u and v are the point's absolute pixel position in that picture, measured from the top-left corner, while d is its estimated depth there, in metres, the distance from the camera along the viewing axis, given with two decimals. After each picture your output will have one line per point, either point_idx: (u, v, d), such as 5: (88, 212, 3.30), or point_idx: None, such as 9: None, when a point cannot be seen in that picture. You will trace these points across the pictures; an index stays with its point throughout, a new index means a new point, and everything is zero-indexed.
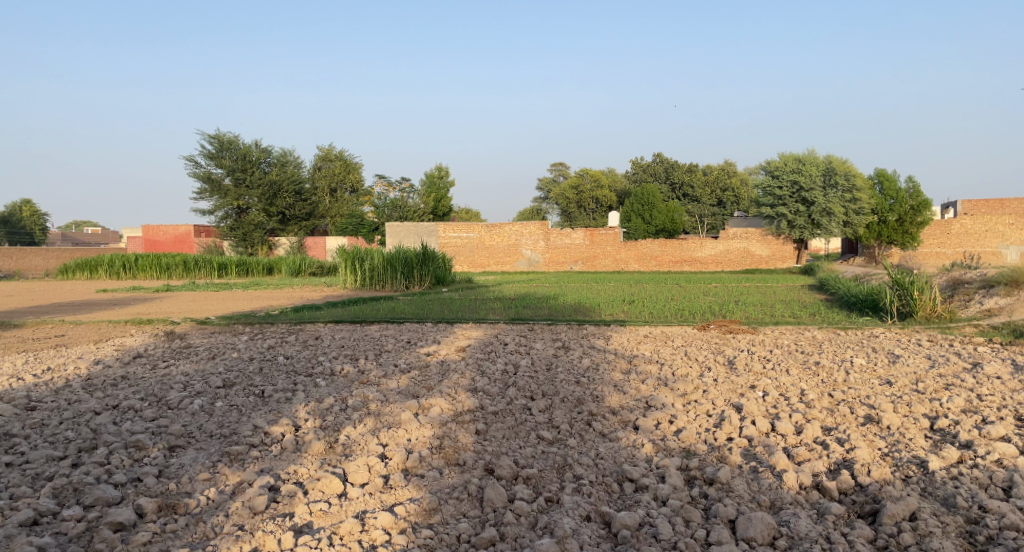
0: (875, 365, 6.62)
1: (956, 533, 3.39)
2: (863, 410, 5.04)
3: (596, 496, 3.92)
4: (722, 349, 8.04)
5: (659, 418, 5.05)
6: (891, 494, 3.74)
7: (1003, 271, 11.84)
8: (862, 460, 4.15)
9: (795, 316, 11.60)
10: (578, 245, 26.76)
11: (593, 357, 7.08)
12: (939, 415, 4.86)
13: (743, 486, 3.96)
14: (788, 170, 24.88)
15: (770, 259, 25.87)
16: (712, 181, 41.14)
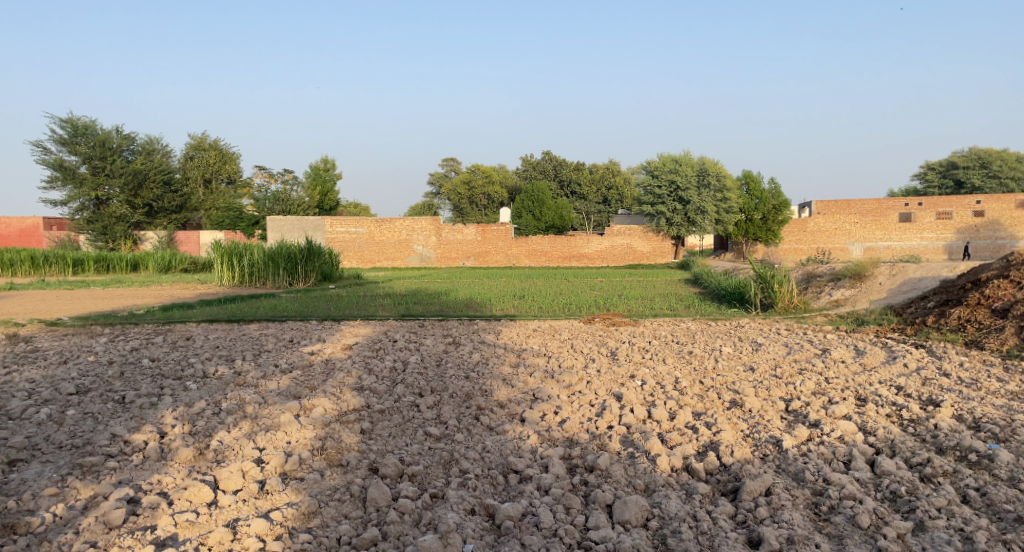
0: (740, 353, 7.12)
1: (804, 505, 3.70)
2: (729, 395, 5.39)
3: (481, 489, 3.96)
4: (605, 341, 8.34)
5: (544, 410, 5.17)
6: (750, 472, 4.03)
7: (849, 265, 13.04)
8: (727, 441, 4.43)
9: (673, 309, 12.22)
10: (469, 240, 26.86)
11: (482, 352, 7.13)
12: (794, 397, 5.29)
13: (620, 471, 4.13)
14: (666, 170, 26.02)
15: (651, 255, 27.04)
16: (598, 179, 42.49)
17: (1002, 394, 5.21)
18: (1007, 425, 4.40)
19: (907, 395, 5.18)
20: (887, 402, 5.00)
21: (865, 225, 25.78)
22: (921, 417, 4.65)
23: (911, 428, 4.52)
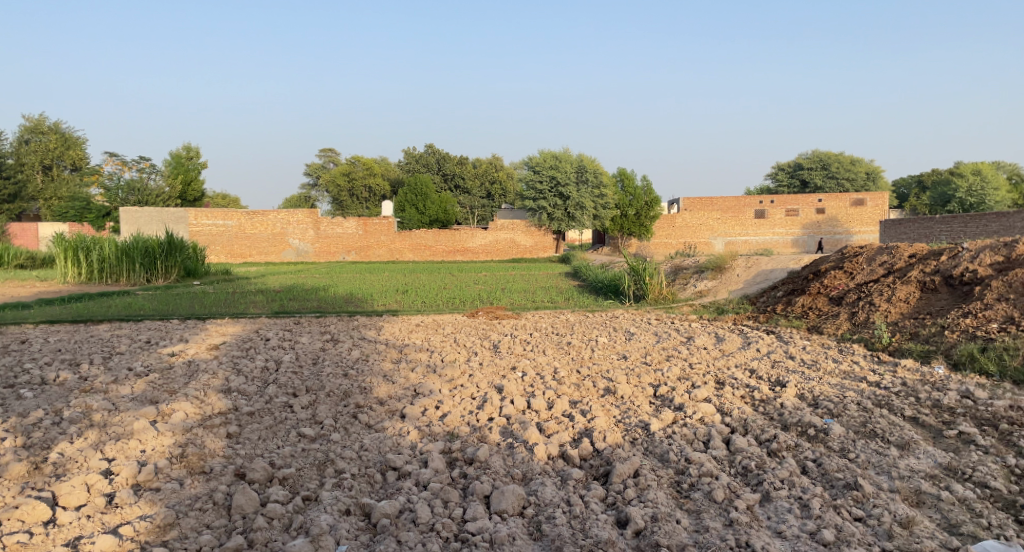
0: (615, 342, 7.40)
1: (668, 484, 3.90)
2: (603, 383, 5.59)
3: (356, 488, 3.86)
4: (488, 334, 8.40)
5: (425, 405, 5.12)
6: (620, 455, 4.19)
7: (712, 258, 13.88)
8: (600, 428, 4.59)
9: (553, 302, 12.51)
10: (350, 234, 26.18)
11: (361, 348, 6.96)
12: (662, 383, 5.56)
13: (499, 462, 4.17)
14: (547, 166, 26.50)
15: (533, 249, 27.30)
16: (481, 174, 42.62)
17: (837, 373, 5.75)
18: (841, 401, 4.85)
19: (759, 377, 5.59)
20: (742, 384, 5.38)
21: (726, 221, 27.62)
22: (770, 397, 5.04)
23: (761, 407, 4.88)
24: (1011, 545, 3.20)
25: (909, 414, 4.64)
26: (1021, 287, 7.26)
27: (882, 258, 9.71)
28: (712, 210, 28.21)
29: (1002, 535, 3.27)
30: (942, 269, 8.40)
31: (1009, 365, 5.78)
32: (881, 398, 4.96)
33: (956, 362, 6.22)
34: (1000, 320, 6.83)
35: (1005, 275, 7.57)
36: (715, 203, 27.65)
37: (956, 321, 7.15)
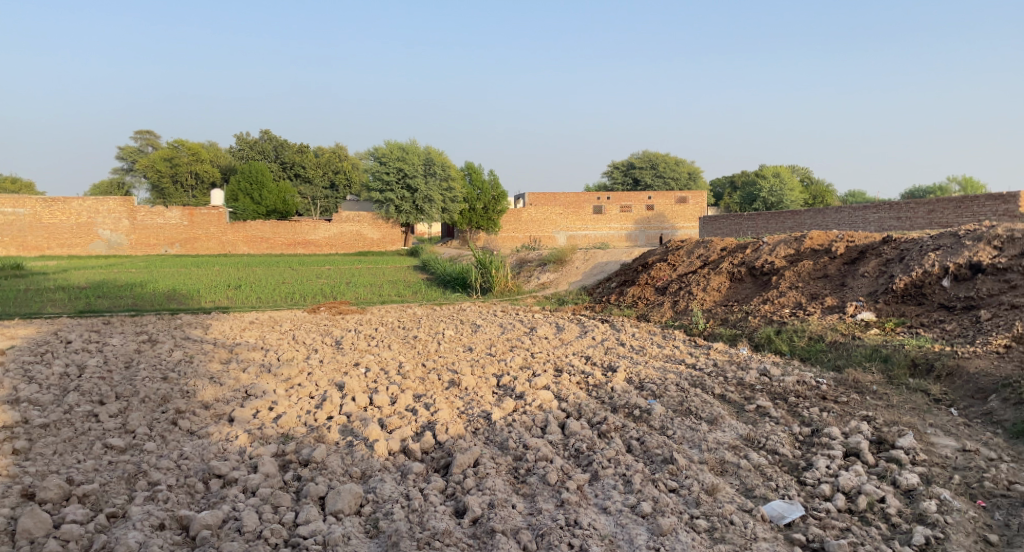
0: (461, 335, 7.42)
1: (506, 471, 3.97)
2: (448, 375, 5.58)
3: (173, 501, 3.55)
4: (330, 330, 8.08)
5: (257, 407, 4.82)
6: (461, 446, 4.21)
7: (553, 251, 14.40)
8: (442, 420, 4.57)
9: (400, 295, 12.31)
10: (172, 225, 24.10)
11: (186, 348, 6.42)
12: (505, 373, 5.65)
13: (336, 461, 4.02)
14: (394, 158, 25.90)
15: (381, 242, 26.87)
16: (323, 163, 40.95)
17: (662, 357, 6.19)
18: (663, 383, 5.22)
19: (593, 364, 5.87)
20: (577, 371, 5.61)
21: (568, 216, 28.62)
22: (602, 382, 5.31)
23: (594, 392, 5.12)
24: (795, 502, 3.60)
25: (718, 392, 5.09)
26: (807, 276, 8.23)
27: (699, 251, 10.60)
28: (554, 205, 29.18)
29: (788, 494, 3.68)
30: (747, 260, 9.30)
31: (797, 344, 6.53)
32: (696, 378, 5.39)
33: (756, 344, 6.92)
34: (791, 306, 7.70)
35: (796, 265, 8.54)
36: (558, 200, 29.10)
37: (757, 307, 7.98)
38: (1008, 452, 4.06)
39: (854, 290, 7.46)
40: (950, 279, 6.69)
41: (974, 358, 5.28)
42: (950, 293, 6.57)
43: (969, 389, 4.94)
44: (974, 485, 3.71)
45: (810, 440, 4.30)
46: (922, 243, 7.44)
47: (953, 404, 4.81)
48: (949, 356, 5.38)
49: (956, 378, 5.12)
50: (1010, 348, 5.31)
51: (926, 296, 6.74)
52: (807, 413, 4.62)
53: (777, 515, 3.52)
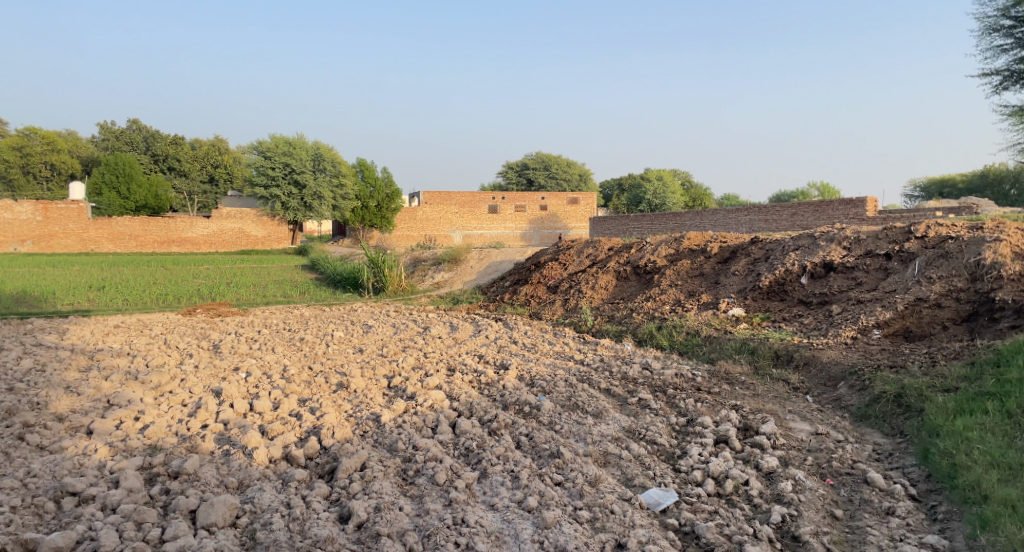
0: (350, 336, 7.22)
1: (394, 473, 3.90)
2: (335, 378, 5.41)
3: (17, 524, 3.24)
4: (207, 333, 7.64)
5: (121, 417, 4.47)
6: (347, 450, 4.09)
7: (448, 250, 14.30)
8: (328, 424, 4.42)
9: (286, 296, 11.84)
10: (23, 221, 22.14)
11: (40, 356, 5.86)
12: (396, 374, 5.55)
13: (210, 472, 3.80)
14: (279, 153, 24.68)
15: (266, 239, 25.82)
16: (202, 157, 38.40)
17: (552, 354, 6.30)
18: (552, 380, 5.30)
19: (485, 362, 5.89)
20: (469, 370, 5.60)
21: (463, 215, 28.69)
22: (494, 380, 5.32)
23: (485, 390, 5.13)
24: (670, 489, 3.76)
25: (604, 386, 5.24)
26: (685, 275, 8.64)
27: (589, 251, 10.88)
28: (450, 203, 28.75)
29: (664, 482, 3.83)
30: (632, 260, 9.64)
31: (677, 339, 6.84)
32: (584, 374, 5.52)
33: (640, 339, 7.19)
34: (671, 303, 8.06)
35: (676, 264, 8.94)
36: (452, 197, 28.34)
37: (641, 304, 8.29)
38: (853, 434, 4.44)
39: (727, 287, 7.90)
40: (808, 276, 7.24)
41: (826, 348, 5.74)
42: (808, 290, 7.11)
43: (822, 377, 5.36)
44: (825, 465, 4.02)
45: (685, 429, 4.51)
46: (784, 244, 8.01)
47: (809, 392, 5.21)
48: (806, 348, 5.82)
49: (811, 367, 5.54)
50: (856, 339, 5.82)
51: (788, 292, 7.25)
52: (683, 404, 4.84)
53: (654, 503, 3.66)
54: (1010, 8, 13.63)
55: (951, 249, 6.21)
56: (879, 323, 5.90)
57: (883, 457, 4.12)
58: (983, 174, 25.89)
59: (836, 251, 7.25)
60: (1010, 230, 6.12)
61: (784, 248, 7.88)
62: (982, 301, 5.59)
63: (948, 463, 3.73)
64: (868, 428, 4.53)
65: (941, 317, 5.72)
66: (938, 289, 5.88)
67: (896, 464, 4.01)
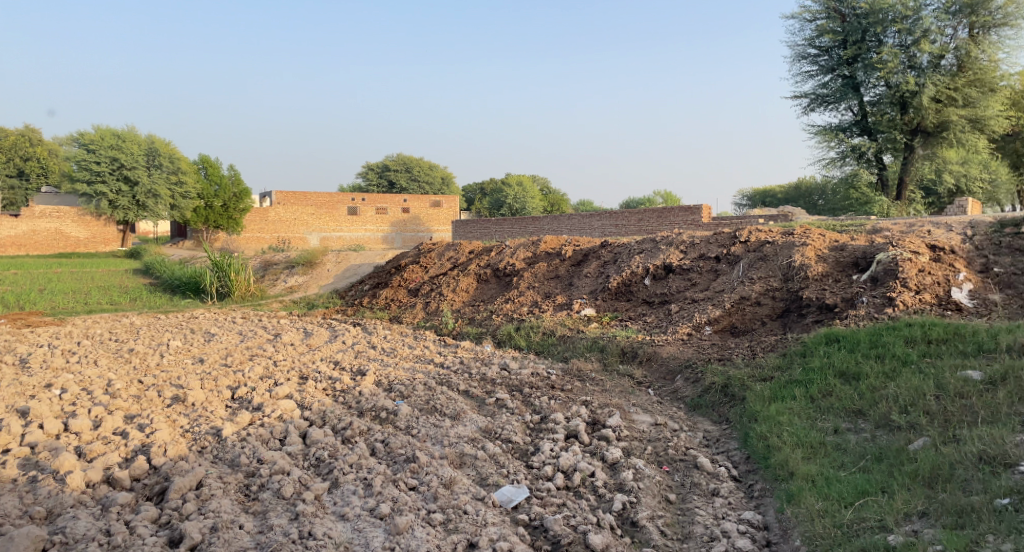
0: (189, 345, 6.73)
1: (234, 489, 3.68)
2: (171, 391, 5.01)
3: None
4: (15, 347, 6.80)
5: None
6: (181, 468, 3.80)
7: (303, 253, 13.69)
8: (160, 441, 4.09)
9: (112, 303, 10.83)
10: None
11: None
12: (240, 384, 5.23)
13: (12, 503, 3.39)
14: (104, 146, 22.49)
15: (90, 242, 23.68)
16: (9, 147, 34.91)
17: (411, 358, 6.22)
18: (410, 384, 5.23)
19: (341, 368, 5.70)
20: (324, 376, 5.39)
21: (320, 216, 27.20)
22: (349, 386, 5.16)
23: (340, 397, 4.96)
24: (522, 486, 3.84)
25: (462, 388, 5.25)
26: (542, 277, 8.90)
27: (449, 254, 10.89)
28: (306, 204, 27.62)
29: (516, 479, 3.91)
30: (492, 262, 9.77)
31: (534, 339, 7.01)
32: (442, 377, 5.51)
33: (499, 340, 7.30)
34: (528, 305, 8.26)
35: (533, 267, 9.18)
36: (307, 197, 27.16)
37: (500, 306, 8.42)
38: (687, 423, 4.79)
39: (579, 288, 8.23)
40: (651, 278, 7.71)
41: (666, 345, 6.14)
42: (651, 290, 7.57)
43: (662, 371, 5.73)
44: (663, 453, 4.31)
45: (539, 426, 4.63)
46: (630, 248, 8.49)
47: (651, 386, 5.54)
48: (649, 344, 6.19)
49: (653, 362, 5.91)
50: (691, 335, 6.28)
51: (633, 293, 7.68)
52: (538, 402, 4.97)
53: (506, 500, 3.72)
54: (814, 38, 15.31)
55: (768, 252, 6.95)
56: (710, 320, 6.40)
57: (712, 443, 4.48)
58: (798, 186, 28.86)
59: (674, 254, 7.79)
60: (814, 236, 6.93)
61: (630, 252, 8.35)
62: (792, 299, 6.24)
63: (764, 445, 4.12)
64: (700, 416, 4.91)
65: (761, 313, 6.31)
66: (758, 288, 6.49)
67: (721, 449, 4.37)
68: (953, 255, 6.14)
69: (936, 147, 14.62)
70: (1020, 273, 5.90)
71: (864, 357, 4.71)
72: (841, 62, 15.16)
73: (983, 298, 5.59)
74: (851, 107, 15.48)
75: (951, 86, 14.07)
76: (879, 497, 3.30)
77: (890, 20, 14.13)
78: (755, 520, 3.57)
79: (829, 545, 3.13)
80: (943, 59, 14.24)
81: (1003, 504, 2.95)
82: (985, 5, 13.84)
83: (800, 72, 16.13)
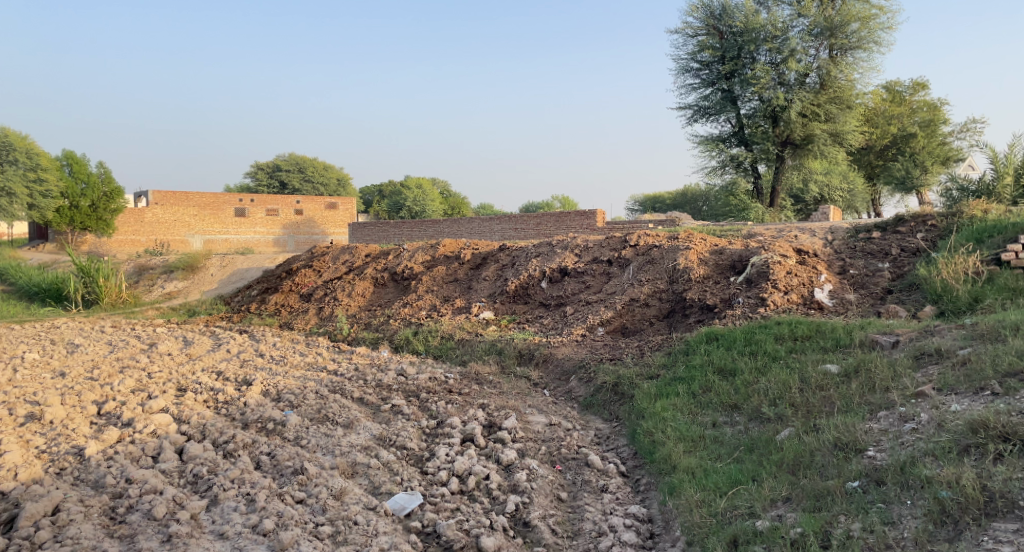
0: (49, 358, 6.22)
1: (98, 513, 3.44)
2: (25, 409, 4.61)
3: None
4: None
5: None
6: (36, 492, 3.51)
7: (182, 257, 12.98)
8: (10, 464, 3.76)
9: None
10: None
11: None
12: (108, 399, 4.89)
13: None
14: None
15: None
16: None
17: (302, 366, 6.05)
18: (301, 392, 5.08)
19: (225, 379, 5.44)
20: (205, 388, 5.13)
21: (204, 218, 26.02)
22: (233, 397, 4.94)
23: (222, 409, 4.74)
24: (415, 493, 3.81)
25: (356, 395, 5.16)
26: (440, 280, 8.87)
27: (343, 258, 10.66)
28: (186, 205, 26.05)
29: (410, 486, 3.88)
30: (389, 266, 9.65)
31: (431, 343, 6.98)
32: (335, 384, 5.38)
33: (396, 345, 7.23)
34: (426, 309, 8.23)
35: (431, 271, 9.13)
36: (189, 198, 25.51)
37: (397, 311, 8.34)
38: (580, 422, 4.92)
39: (478, 292, 8.28)
40: (547, 281, 7.87)
41: (561, 346, 6.28)
42: (547, 292, 7.73)
43: (557, 372, 5.86)
44: (556, 453, 4.41)
45: (434, 431, 4.62)
46: (527, 251, 8.63)
47: (546, 387, 5.66)
48: (545, 346, 6.32)
49: (549, 364, 6.03)
50: (585, 336, 6.46)
51: (530, 295, 7.80)
52: (434, 407, 4.95)
53: (399, 508, 3.68)
54: (696, 52, 16.09)
55: (656, 255, 7.26)
56: (602, 321, 6.61)
57: (602, 441, 4.63)
58: (685, 192, 30.36)
59: (569, 258, 7.98)
60: (697, 240, 7.31)
61: (528, 255, 8.48)
62: (678, 300, 6.56)
63: (649, 440, 4.30)
64: (593, 415, 5.06)
65: (649, 314, 6.58)
66: (647, 290, 6.76)
67: (611, 446, 4.53)
68: (816, 258, 6.66)
69: (803, 158, 15.93)
70: (873, 274, 6.50)
71: (740, 354, 5.01)
72: (719, 76, 16.00)
73: (841, 298, 6.09)
74: (730, 119, 16.36)
75: (814, 102, 15.25)
76: (750, 486, 3.53)
77: (762, 39, 15.23)
78: (640, 514, 3.72)
79: (704, 534, 3.31)
80: (808, 77, 15.40)
81: (854, 486, 3.22)
82: (841, 29, 15.11)
83: (683, 85, 16.93)
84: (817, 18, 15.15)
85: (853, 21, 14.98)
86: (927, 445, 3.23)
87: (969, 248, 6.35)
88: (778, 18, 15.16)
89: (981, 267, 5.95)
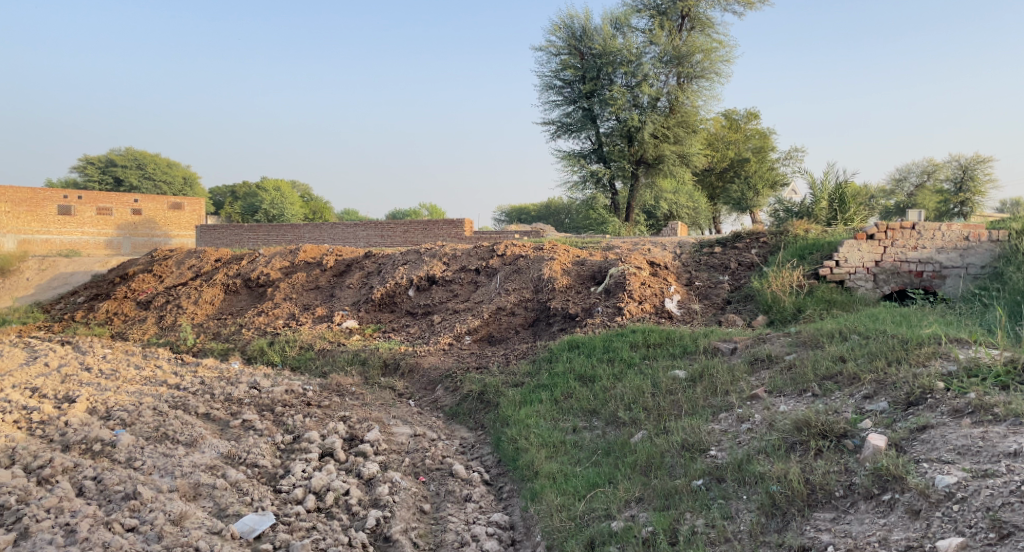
0: None
1: None
2: None
3: None
4: None
5: None
6: None
7: None
8: None
9: None
10: None
11: None
12: None
13: None
14: None
15: None
16: None
17: (137, 381, 5.54)
18: (135, 409, 4.63)
19: (41, 397, 4.85)
20: (15, 407, 4.54)
21: (18, 215, 21.94)
22: (51, 417, 4.41)
23: (37, 431, 4.23)
24: (265, 513, 3.59)
25: (201, 411, 4.79)
26: (300, 288, 8.51)
27: (190, 261, 9.94)
28: None
29: (260, 506, 3.64)
30: (242, 271, 9.11)
31: (289, 354, 6.66)
32: (177, 399, 4.97)
33: (249, 357, 6.82)
34: (284, 317, 7.84)
35: (290, 277, 8.74)
36: None
37: (251, 319, 7.89)
38: (445, 431, 4.87)
39: (341, 299, 8.01)
40: (414, 289, 7.76)
41: (427, 355, 6.20)
42: (414, 301, 7.63)
43: (423, 381, 5.78)
44: (419, 464, 4.32)
45: (289, 447, 4.39)
46: (393, 259, 8.47)
47: (411, 397, 5.56)
48: (410, 355, 6.21)
49: (414, 374, 5.93)
50: (452, 345, 6.42)
51: (397, 304, 7.66)
52: (290, 421, 4.71)
53: (247, 530, 3.44)
54: (558, 71, 16.59)
55: (521, 265, 7.40)
56: (469, 330, 6.60)
57: (467, 449, 4.62)
58: (548, 205, 31.32)
59: (436, 265, 7.92)
60: (559, 251, 7.51)
61: (394, 263, 8.33)
62: (542, 309, 6.71)
63: (513, 447, 4.33)
64: (457, 424, 5.03)
65: (514, 322, 6.67)
66: (513, 299, 6.86)
67: (475, 455, 4.52)
68: (666, 270, 7.07)
69: (655, 177, 16.91)
70: (714, 287, 6.99)
71: (598, 361, 5.20)
72: (580, 95, 16.56)
73: (688, 308, 6.50)
74: (590, 136, 17.05)
75: (664, 125, 16.37)
76: (607, 488, 3.64)
77: (619, 62, 16.07)
78: (502, 521, 3.73)
79: (563, 538, 3.38)
80: (659, 101, 16.45)
81: (699, 484, 3.42)
82: (687, 59, 16.24)
83: (546, 101, 17.40)
84: (666, 47, 16.20)
85: (697, 52, 16.18)
86: (761, 443, 3.50)
87: (794, 264, 7.01)
88: (632, 44, 16.06)
89: (802, 280, 6.63)
